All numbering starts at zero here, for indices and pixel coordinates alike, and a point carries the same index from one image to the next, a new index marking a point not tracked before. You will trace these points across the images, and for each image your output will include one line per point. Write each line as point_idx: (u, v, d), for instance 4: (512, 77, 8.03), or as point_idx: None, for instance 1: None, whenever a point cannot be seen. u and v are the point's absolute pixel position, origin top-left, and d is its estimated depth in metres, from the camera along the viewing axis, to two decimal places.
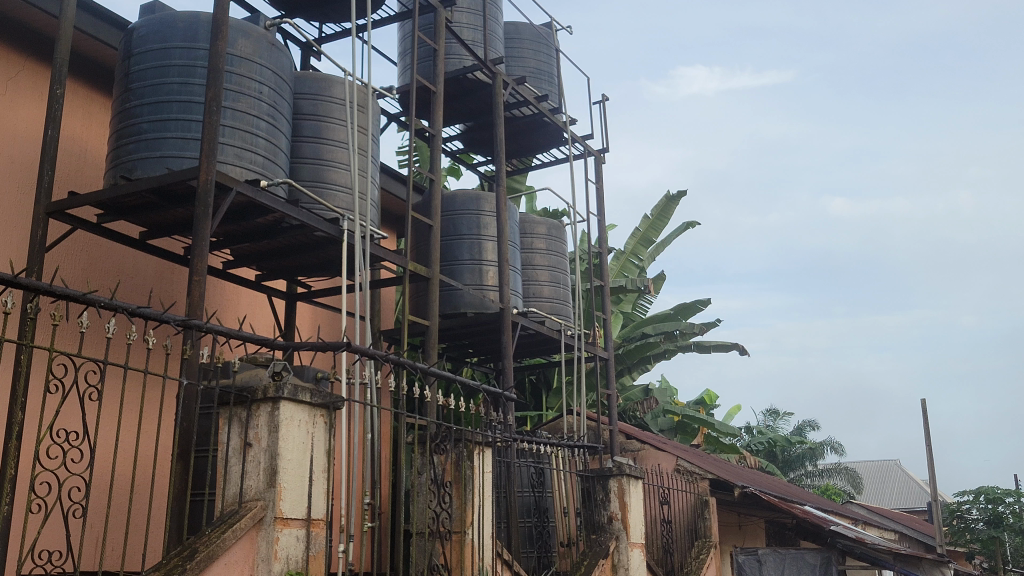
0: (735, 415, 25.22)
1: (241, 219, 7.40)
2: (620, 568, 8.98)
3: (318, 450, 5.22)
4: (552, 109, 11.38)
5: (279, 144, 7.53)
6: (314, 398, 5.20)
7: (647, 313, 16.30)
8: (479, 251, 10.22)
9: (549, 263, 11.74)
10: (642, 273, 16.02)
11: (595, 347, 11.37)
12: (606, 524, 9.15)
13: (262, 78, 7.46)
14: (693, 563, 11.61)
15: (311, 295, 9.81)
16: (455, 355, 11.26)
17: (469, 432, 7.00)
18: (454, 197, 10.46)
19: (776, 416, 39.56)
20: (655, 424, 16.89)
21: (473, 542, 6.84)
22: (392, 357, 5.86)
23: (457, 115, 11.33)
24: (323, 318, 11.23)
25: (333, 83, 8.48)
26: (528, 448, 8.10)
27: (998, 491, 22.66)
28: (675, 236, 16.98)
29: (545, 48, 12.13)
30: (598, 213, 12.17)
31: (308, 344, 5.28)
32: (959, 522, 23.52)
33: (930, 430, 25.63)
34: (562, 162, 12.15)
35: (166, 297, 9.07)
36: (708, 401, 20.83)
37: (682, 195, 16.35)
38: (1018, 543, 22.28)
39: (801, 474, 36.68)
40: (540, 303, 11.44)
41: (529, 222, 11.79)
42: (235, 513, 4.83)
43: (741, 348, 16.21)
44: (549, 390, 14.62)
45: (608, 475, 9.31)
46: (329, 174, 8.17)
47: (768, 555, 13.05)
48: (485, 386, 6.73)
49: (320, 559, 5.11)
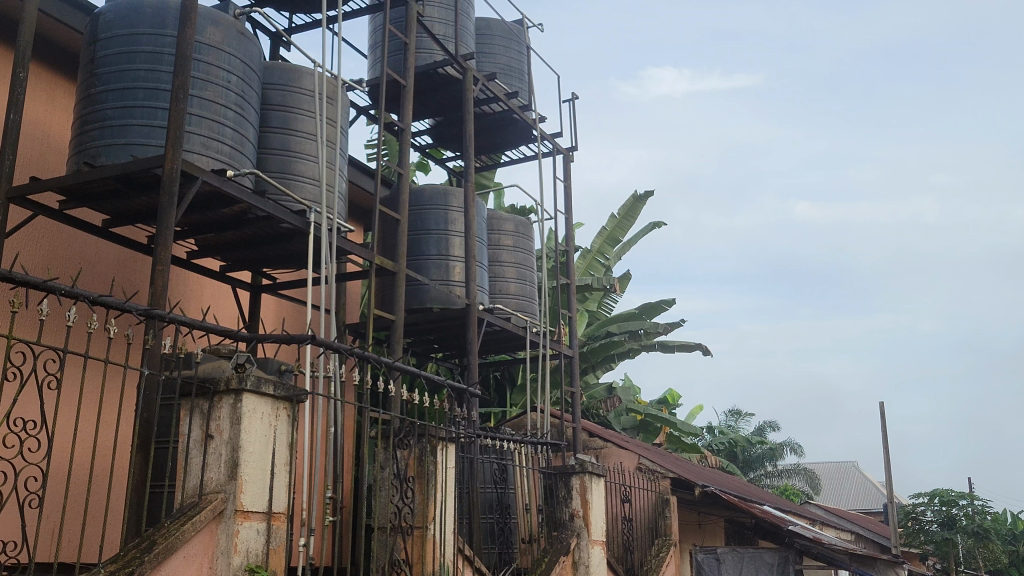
0: (697, 414, 25.39)
1: (206, 208, 7.32)
2: (581, 565, 9.00)
3: (280, 443, 5.18)
4: (522, 106, 11.38)
5: (246, 134, 7.46)
6: (277, 390, 5.15)
7: (612, 312, 16.38)
8: (446, 247, 10.21)
9: (516, 260, 11.75)
10: (608, 272, 16.09)
11: (560, 344, 11.38)
12: (567, 521, 9.17)
13: (230, 67, 7.39)
14: (653, 561, 11.66)
15: (276, 287, 9.74)
16: (420, 350, 11.25)
17: (433, 427, 6.99)
18: (422, 191, 10.41)
19: (737, 416, 39.95)
20: (618, 422, 16.98)
21: (435, 537, 6.86)
22: (357, 351, 5.82)
23: (427, 110, 11.31)
24: (288, 310, 11.16)
25: (302, 74, 8.42)
26: (492, 444, 8.10)
27: (953, 493, 23.22)
28: (641, 236, 17.06)
29: (516, 45, 12.12)
30: (565, 211, 12.19)
31: (273, 336, 5.23)
32: (914, 524, 23.87)
33: (887, 434, 26.01)
34: (531, 159, 12.16)
35: (129, 286, 8.96)
36: (671, 400, 20.98)
37: (649, 195, 16.42)
38: (971, 545, 22.77)
39: (760, 474, 37.08)
40: (506, 300, 11.43)
41: (496, 219, 11.79)
42: (195, 505, 4.78)
43: (705, 349, 16.34)
44: (514, 386, 14.65)
45: (570, 472, 9.32)
46: (297, 166, 8.11)
47: (727, 554, 13.18)
48: (449, 380, 6.71)
49: (280, 553, 5.08)
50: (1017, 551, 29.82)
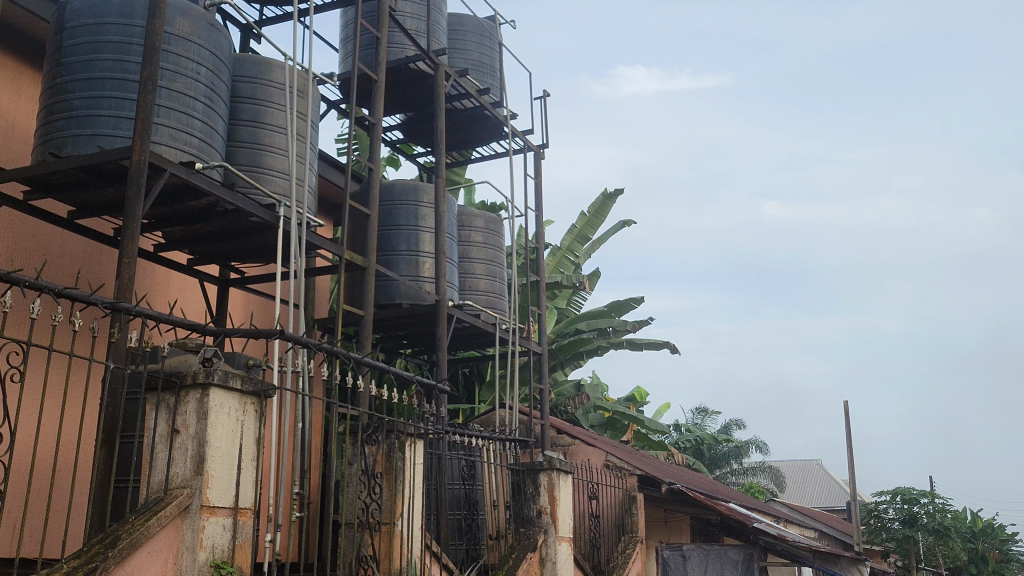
0: (664, 411, 25.55)
1: (173, 201, 7.26)
2: (548, 561, 9.03)
3: (247, 438, 5.14)
4: (493, 102, 11.38)
5: (215, 127, 7.40)
6: (245, 385, 5.11)
7: (581, 309, 16.44)
8: (416, 243, 10.19)
9: (486, 256, 11.75)
10: (577, 270, 16.14)
11: (529, 342, 11.38)
12: (535, 518, 9.19)
13: (200, 58, 7.33)
14: (619, 558, 11.72)
15: (244, 281, 9.67)
16: (388, 346, 11.23)
17: (401, 422, 6.96)
18: (392, 186, 10.39)
19: (704, 414, 40.24)
20: (586, 419, 17.06)
21: (403, 533, 6.85)
22: (326, 346, 5.79)
23: (398, 104, 11.27)
24: (257, 304, 11.09)
25: (272, 67, 8.36)
26: (459, 440, 8.09)
27: (915, 491, 23.58)
28: (611, 233, 17.13)
29: (488, 41, 12.12)
30: (536, 208, 12.21)
31: (241, 331, 5.19)
32: (876, 521, 24.17)
33: (850, 433, 26.33)
34: (502, 156, 12.16)
35: (94, 278, 8.86)
36: (639, 398, 21.10)
37: (619, 193, 16.48)
38: (931, 542, 23.17)
39: (726, 472, 37.42)
40: (475, 296, 11.42)
41: (466, 215, 11.80)
42: (160, 500, 4.74)
43: (673, 347, 16.44)
44: (483, 383, 14.68)
45: (538, 469, 9.32)
46: (266, 159, 8.06)
47: (693, 551, 13.28)
48: (418, 376, 6.69)
49: (246, 548, 5.05)
50: (977, 549, 30.35)
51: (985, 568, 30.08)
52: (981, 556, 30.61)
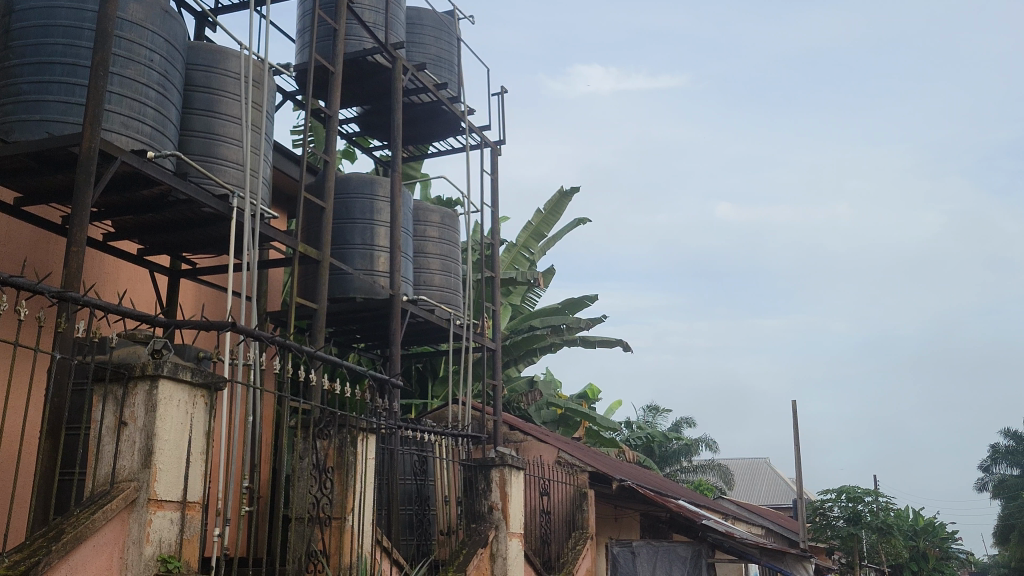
0: (616, 409, 25.68)
1: (124, 189, 7.13)
2: (498, 557, 9.03)
3: (197, 432, 5.07)
4: (451, 98, 11.36)
5: (168, 115, 7.29)
6: (194, 377, 5.04)
7: (535, 306, 16.47)
8: (371, 237, 10.14)
9: (441, 251, 11.71)
10: (532, 266, 16.17)
11: (483, 337, 11.35)
12: (486, 513, 9.20)
13: (153, 45, 7.21)
14: (569, 554, 11.80)
15: (196, 273, 9.53)
16: (341, 339, 11.15)
17: (354, 417, 6.91)
18: (348, 179, 10.32)
19: (656, 412, 40.54)
20: (539, 416, 17.13)
21: (353, 528, 6.82)
22: (278, 340, 5.73)
23: (355, 97, 11.20)
24: (208, 295, 10.96)
25: (228, 57, 8.26)
26: (412, 436, 8.07)
27: (859, 490, 24.04)
28: (566, 231, 17.18)
29: (447, 36, 12.08)
30: (492, 204, 12.20)
31: (192, 323, 5.11)
32: (822, 519, 24.54)
33: (798, 431, 26.72)
34: (459, 151, 12.13)
35: (41, 267, 8.69)
36: (592, 395, 21.23)
37: (575, 190, 16.52)
38: (874, 540, 23.64)
39: (675, 469, 37.79)
40: (430, 291, 11.39)
41: (422, 210, 11.76)
42: (106, 493, 4.65)
43: (626, 345, 16.54)
44: (436, 378, 14.68)
45: (490, 465, 9.32)
46: (220, 149, 7.96)
47: (642, 547, 13.49)
48: (371, 370, 6.64)
49: (194, 543, 5.00)
50: (919, 547, 31.02)
51: (925, 565, 30.76)
52: (923, 554, 31.30)
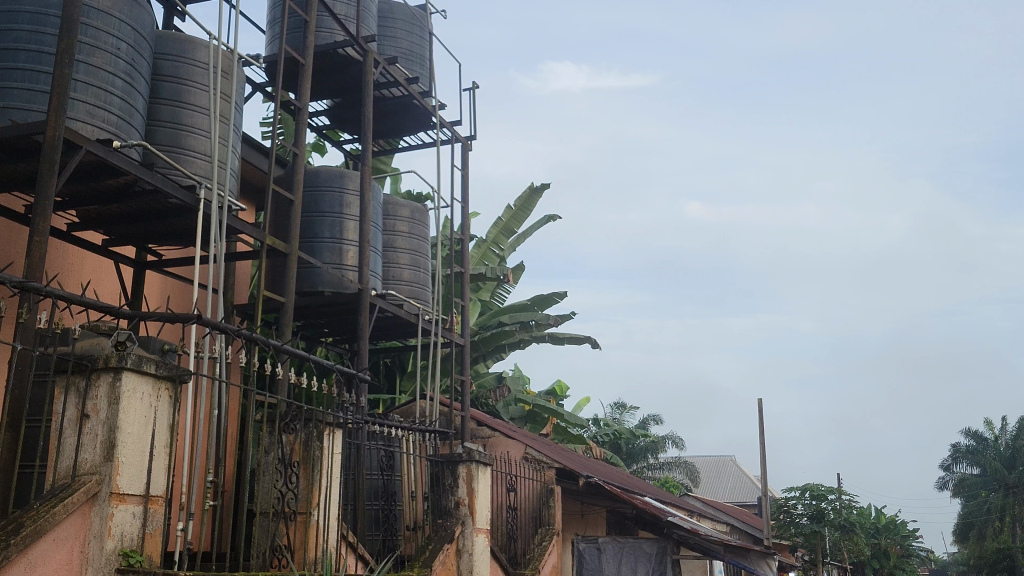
0: (584, 406, 25.74)
1: (89, 178, 7.03)
2: (464, 553, 9.02)
3: (161, 425, 5.02)
4: (422, 92, 11.32)
5: (135, 105, 7.20)
6: (159, 369, 4.98)
7: (504, 302, 16.47)
8: (341, 231, 10.07)
9: (410, 246, 11.67)
10: (502, 262, 16.16)
11: (452, 333, 11.32)
12: (452, 509, 9.18)
13: (120, 33, 7.12)
14: (535, 550, 11.81)
15: (161, 264, 9.42)
16: (309, 334, 11.08)
17: (320, 412, 6.88)
18: (318, 172, 10.25)
19: (622, 408, 40.69)
20: (506, 412, 17.13)
21: (319, 523, 6.78)
22: (244, 332, 5.68)
23: (325, 90, 11.12)
24: (174, 287, 10.85)
25: (197, 46, 8.18)
26: (379, 430, 8.04)
27: (823, 488, 24.32)
28: (536, 228, 17.18)
29: (419, 30, 12.03)
30: (462, 199, 12.17)
31: (156, 314, 5.06)
32: (786, 516, 24.74)
33: (763, 429, 26.94)
34: (429, 146, 12.09)
35: (3, 257, 8.57)
36: (560, 392, 21.27)
37: (545, 187, 16.52)
38: (837, 537, 23.92)
39: (642, 466, 37.99)
40: (399, 286, 11.34)
41: (392, 204, 11.70)
42: (67, 486, 4.59)
43: (594, 342, 16.58)
44: (404, 373, 14.65)
45: (457, 461, 9.30)
46: (187, 140, 7.87)
47: (607, 544, 13.64)
48: (338, 364, 6.61)
49: (157, 537, 4.96)
50: (880, 544, 31.39)
51: (886, 563, 31.14)
52: (884, 552, 31.70)
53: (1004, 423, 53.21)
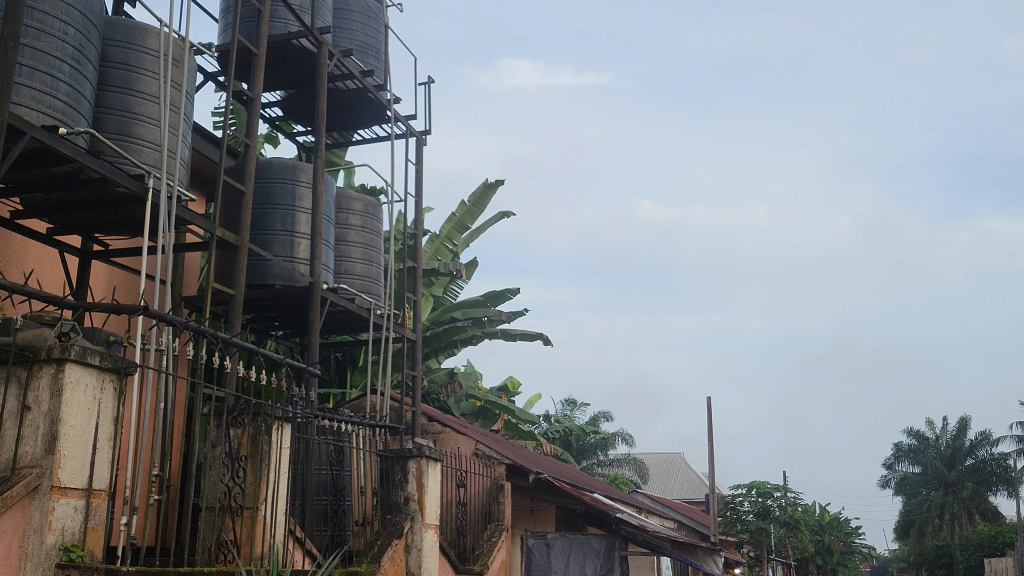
0: (535, 402, 25.78)
1: (33, 165, 6.88)
2: (413, 548, 9.00)
3: (105, 418, 4.93)
4: (377, 85, 11.24)
5: (83, 91, 7.06)
6: (104, 361, 4.89)
7: (457, 298, 16.45)
8: (292, 223, 9.97)
9: (363, 240, 11.59)
10: (455, 258, 16.13)
11: (404, 328, 11.27)
12: (402, 505, 9.13)
13: (68, 18, 6.97)
14: (484, 546, 11.81)
15: (108, 255, 9.25)
16: (259, 327, 10.97)
17: (269, 406, 6.80)
18: (270, 163, 10.14)
19: (574, 406, 40.83)
20: (458, 407, 17.13)
21: (266, 518, 6.72)
22: (192, 325, 5.59)
23: (279, 80, 10.99)
24: (120, 278, 10.67)
25: (147, 33, 8.04)
26: (329, 425, 7.96)
27: (769, 485, 24.73)
28: (490, 224, 17.17)
29: (375, 23, 11.95)
30: (416, 194, 12.12)
31: (102, 305, 4.96)
32: (732, 513, 24.98)
33: (712, 428, 27.22)
34: (383, 140, 12.01)
35: None
36: (512, 388, 21.30)
37: (500, 184, 16.51)
38: (782, 534, 24.28)
39: (592, 463, 38.18)
40: (351, 280, 11.27)
41: (344, 198, 11.62)
42: (6, 479, 4.49)
43: (547, 339, 16.62)
44: (355, 368, 14.58)
45: (408, 456, 9.26)
46: (137, 128, 7.74)
47: (556, 539, 13.65)
48: (288, 358, 6.53)
49: (99, 531, 4.87)
50: (823, 541, 31.80)
51: (829, 559, 31.67)
52: (828, 547, 32.23)
53: (945, 423, 54.34)
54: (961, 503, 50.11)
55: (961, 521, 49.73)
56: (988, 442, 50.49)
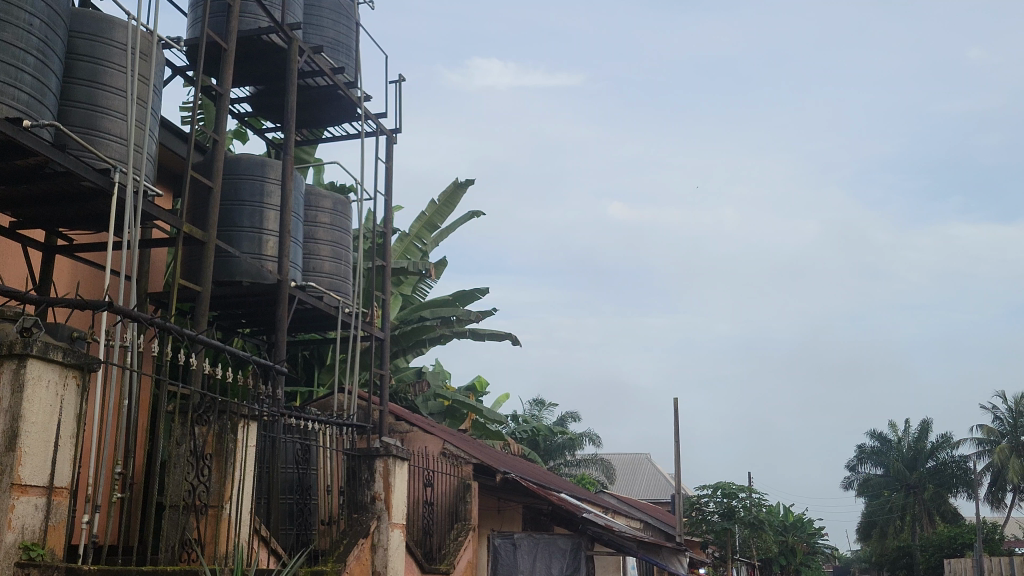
0: (503, 401, 25.79)
1: None
2: (379, 548, 8.97)
3: (67, 414, 4.87)
4: (347, 83, 11.18)
5: (48, 84, 6.97)
6: (66, 357, 4.83)
7: (426, 297, 16.41)
8: (260, 220, 9.90)
9: (332, 238, 11.53)
10: (424, 257, 16.09)
11: (372, 327, 11.22)
12: (368, 504, 9.09)
13: (34, 9, 6.87)
14: (450, 546, 11.82)
15: (72, 249, 9.13)
16: (226, 324, 10.88)
17: (235, 404, 6.75)
18: (238, 159, 10.06)
19: (542, 406, 40.87)
20: (425, 407, 17.10)
21: (231, 517, 6.67)
22: (157, 321, 5.54)
23: (248, 76, 10.91)
24: (85, 274, 10.54)
25: (115, 26, 7.95)
26: (295, 424, 7.90)
27: (733, 486, 24.89)
28: (460, 224, 17.14)
29: (346, 20, 11.89)
30: (386, 192, 12.07)
31: (65, 300, 4.89)
32: (697, 513, 25.13)
33: (679, 429, 27.36)
34: (353, 138, 11.95)
35: None
36: (480, 387, 21.30)
37: (470, 183, 16.50)
38: (746, 534, 24.44)
39: (559, 463, 38.27)
40: (319, 278, 11.21)
41: (313, 195, 11.55)
42: None
43: (515, 339, 16.63)
44: (322, 366, 14.52)
45: (374, 455, 9.21)
46: (102, 121, 7.64)
47: (523, 538, 13.73)
48: (255, 356, 6.47)
49: (60, 530, 4.81)
50: (787, 542, 32.09)
51: (792, 559, 31.92)
52: (791, 548, 32.49)
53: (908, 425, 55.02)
54: (922, 505, 50.74)
55: (922, 523, 50.37)
56: (949, 445, 51.18)
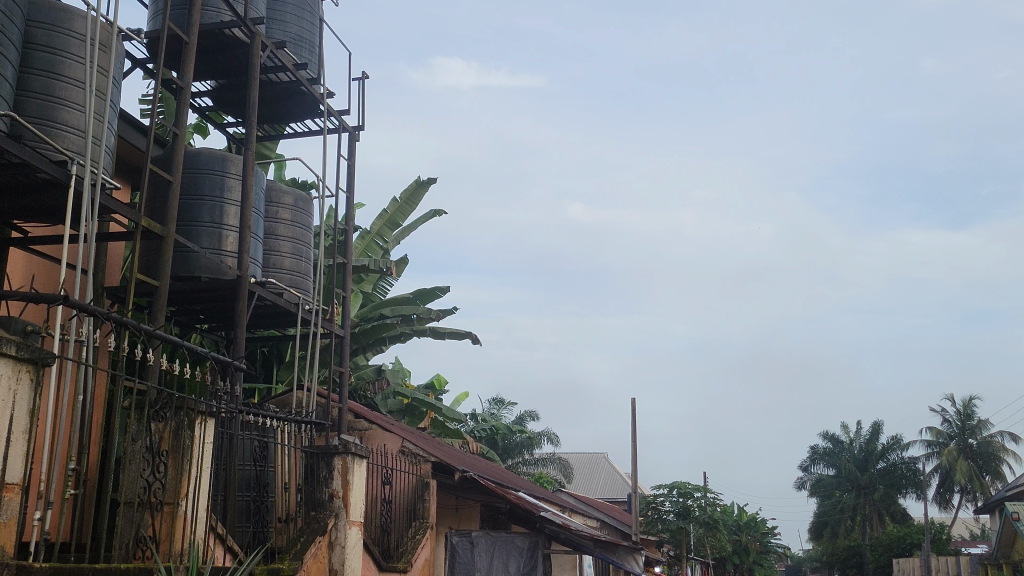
0: (462, 400, 25.82)
1: None
2: (337, 545, 8.95)
3: (19, 410, 4.81)
4: (310, 79, 11.14)
5: (4, 73, 6.86)
6: (19, 351, 4.77)
7: (386, 295, 16.40)
8: (220, 215, 9.84)
9: (293, 234, 11.48)
10: (385, 255, 16.07)
11: (332, 324, 11.19)
12: (326, 501, 9.07)
13: None
14: (407, 544, 11.84)
15: (27, 242, 9.00)
16: (183, 320, 10.80)
17: (192, 400, 6.69)
18: (199, 153, 9.98)
19: (500, 404, 40.96)
20: (384, 405, 17.08)
21: (186, 514, 6.61)
22: (114, 316, 5.49)
23: (209, 70, 10.82)
24: (40, 268, 10.40)
25: (73, 16, 7.87)
26: (253, 421, 7.88)
27: (689, 486, 25.16)
28: (421, 222, 17.13)
29: (309, 16, 11.84)
30: (347, 190, 12.04)
31: (20, 294, 4.84)
32: (653, 513, 25.35)
33: (636, 429, 27.56)
34: (316, 134, 11.91)
35: None
36: (439, 386, 21.32)
37: (432, 181, 16.50)
38: (701, 533, 24.72)
39: (517, 462, 38.43)
40: (279, 275, 11.15)
41: (275, 191, 11.49)
42: None
43: (475, 337, 16.66)
44: (282, 363, 14.48)
45: (332, 453, 9.18)
46: (60, 113, 7.55)
47: (481, 537, 13.76)
48: (214, 352, 6.43)
49: (10, 527, 4.74)
50: (740, 542, 32.48)
51: (745, 558, 32.29)
52: (744, 548, 32.89)
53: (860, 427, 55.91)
54: (873, 505, 51.59)
55: (872, 523, 51.21)
56: (899, 446, 52.09)
